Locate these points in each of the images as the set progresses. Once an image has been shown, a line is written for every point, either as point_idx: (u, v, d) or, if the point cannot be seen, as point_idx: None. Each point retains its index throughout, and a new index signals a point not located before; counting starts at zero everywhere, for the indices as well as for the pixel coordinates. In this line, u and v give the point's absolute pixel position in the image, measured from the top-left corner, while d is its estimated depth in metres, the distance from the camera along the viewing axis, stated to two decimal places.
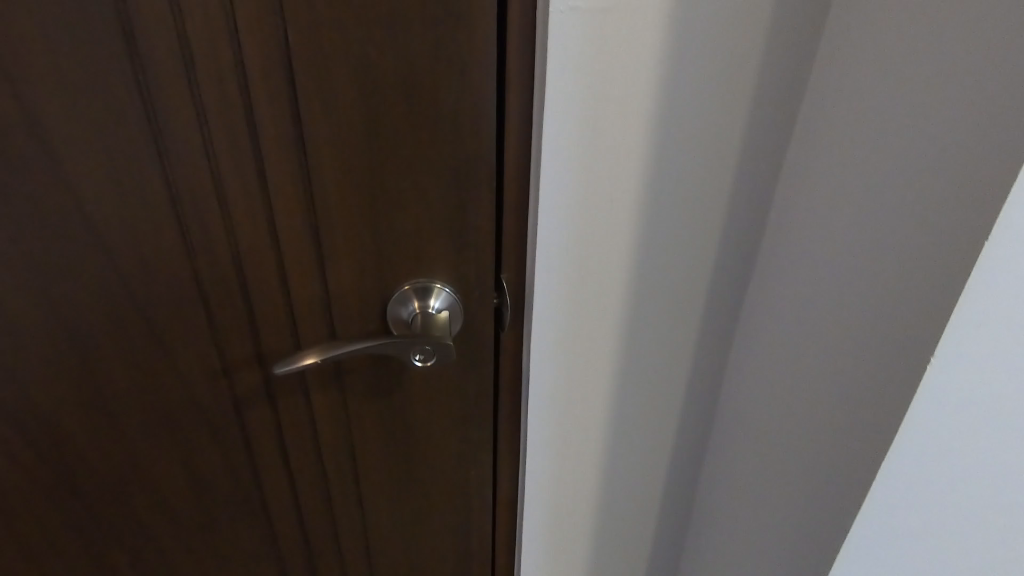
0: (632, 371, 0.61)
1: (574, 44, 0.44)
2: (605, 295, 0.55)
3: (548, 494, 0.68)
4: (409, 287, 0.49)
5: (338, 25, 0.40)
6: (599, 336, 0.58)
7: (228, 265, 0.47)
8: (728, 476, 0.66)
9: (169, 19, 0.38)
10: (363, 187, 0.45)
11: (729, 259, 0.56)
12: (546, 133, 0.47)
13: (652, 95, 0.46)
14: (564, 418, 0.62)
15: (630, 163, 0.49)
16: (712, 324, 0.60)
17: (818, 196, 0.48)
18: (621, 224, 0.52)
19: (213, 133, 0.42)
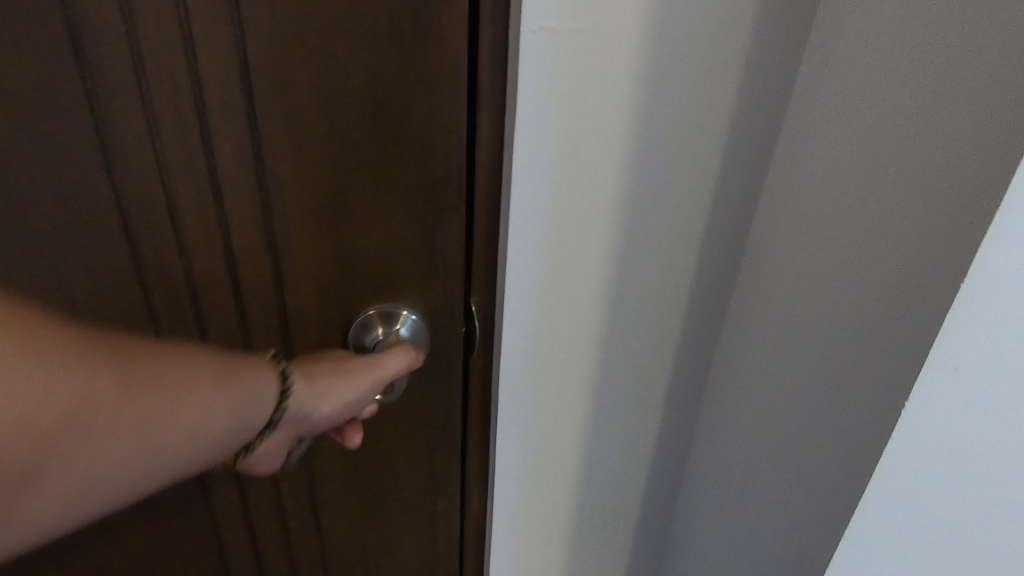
0: (608, 398, 0.59)
1: (549, 67, 0.41)
2: (580, 323, 0.53)
3: (518, 523, 0.65)
4: (373, 313, 0.48)
5: (303, 39, 0.38)
6: (573, 364, 0.56)
7: (180, 283, 0.45)
8: (704, 500, 0.64)
9: (119, 24, 0.36)
10: (326, 207, 0.44)
11: (706, 284, 0.55)
12: (518, 158, 0.44)
13: (628, 111, 0.44)
14: (537, 448, 0.60)
15: (606, 188, 0.47)
16: (687, 348, 0.59)
17: (795, 224, 0.47)
18: (597, 251, 0.50)
19: (166, 149, 0.40)
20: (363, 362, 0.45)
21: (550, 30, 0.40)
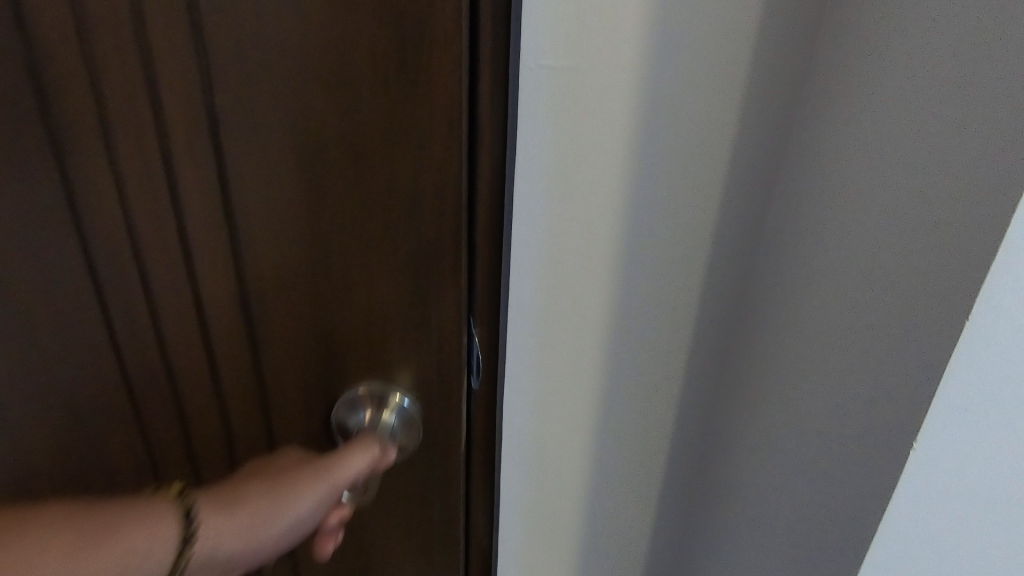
0: (608, 452, 0.54)
1: (540, 102, 0.37)
2: (577, 373, 0.49)
3: (521, 572, 0.61)
4: (363, 392, 0.41)
5: (269, 77, 0.31)
6: (572, 415, 0.51)
7: (115, 371, 0.37)
8: (709, 556, 0.58)
9: (20, 65, 0.29)
10: (304, 274, 0.37)
11: (710, 332, 0.49)
12: (517, 192, 0.40)
13: (632, 141, 0.39)
14: (533, 502, 0.56)
15: (603, 229, 0.42)
16: (691, 400, 0.53)
17: (805, 269, 0.42)
18: (593, 297, 0.45)
19: (92, 215, 0.33)
20: (311, 470, 0.38)
21: (547, 68, 0.36)
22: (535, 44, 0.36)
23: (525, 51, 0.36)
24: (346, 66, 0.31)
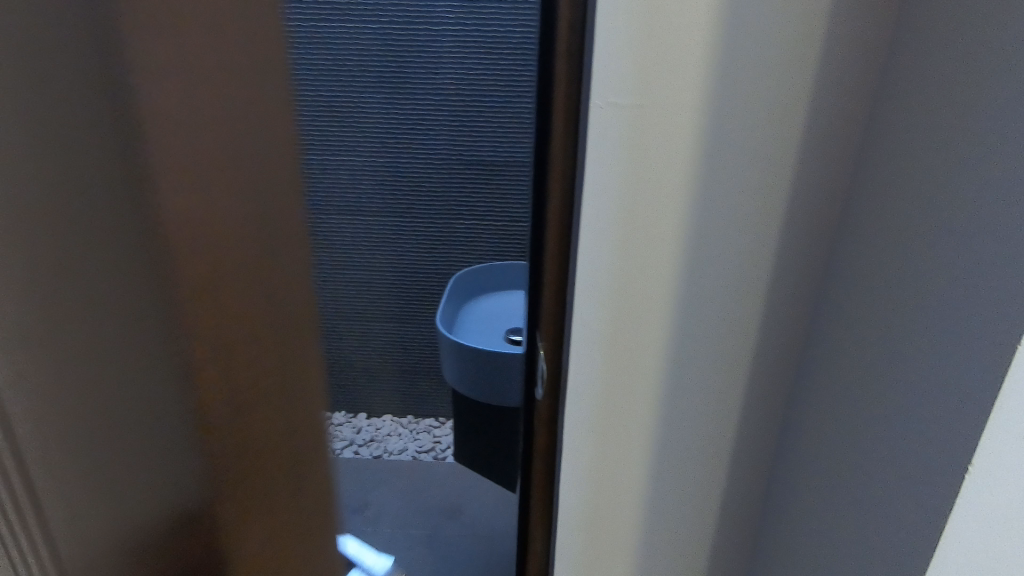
0: (681, 368, 0.63)
1: (631, 63, 0.50)
2: (650, 291, 0.59)
3: (591, 482, 0.69)
4: None
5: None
6: (648, 332, 0.61)
7: None
8: (797, 478, 0.64)
9: None
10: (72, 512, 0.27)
11: (788, 250, 0.58)
12: (587, 187, 0.55)
13: (689, 137, 0.53)
14: (601, 413, 0.65)
15: (682, 165, 0.54)
16: (772, 320, 0.61)
17: (902, 194, 0.48)
18: (666, 224, 0.57)
19: None
20: None
21: (616, 98, 0.51)
22: (606, 79, 0.51)
23: (595, 84, 0.51)
24: (81, 288, 0.21)
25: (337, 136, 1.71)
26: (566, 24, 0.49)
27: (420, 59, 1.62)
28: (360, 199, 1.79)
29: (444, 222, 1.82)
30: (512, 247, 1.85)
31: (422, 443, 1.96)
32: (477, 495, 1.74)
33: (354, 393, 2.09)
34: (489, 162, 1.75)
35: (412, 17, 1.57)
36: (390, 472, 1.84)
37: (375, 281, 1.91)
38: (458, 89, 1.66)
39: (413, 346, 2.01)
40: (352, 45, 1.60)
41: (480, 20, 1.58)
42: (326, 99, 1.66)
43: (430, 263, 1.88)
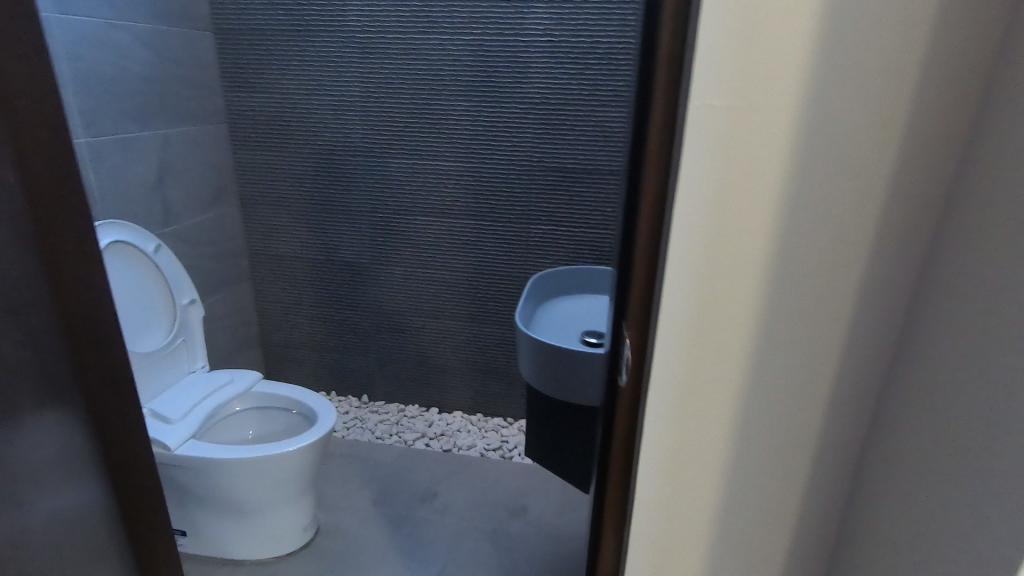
0: (758, 408, 0.53)
1: (724, 47, 0.42)
2: (729, 318, 0.50)
3: (656, 535, 0.60)
4: None
5: None
6: (725, 365, 0.52)
7: None
8: (878, 544, 0.52)
9: None
10: None
11: (881, 271, 0.48)
12: (676, 211, 0.47)
13: (784, 155, 0.45)
14: (673, 459, 0.56)
15: (771, 168, 0.45)
16: (857, 354, 0.51)
17: (1016, 195, 0.39)
18: (753, 238, 0.47)
19: None
20: None
21: (711, 106, 0.44)
22: (706, 86, 0.43)
23: (693, 93, 0.43)
24: None
25: (428, 140, 1.83)
26: (670, 27, 0.41)
27: (509, 69, 1.71)
28: (445, 201, 1.89)
29: (523, 226, 1.87)
30: (588, 254, 1.86)
31: (491, 442, 2.01)
32: (542, 496, 1.76)
33: (428, 388, 2.18)
34: (569, 170, 1.78)
35: (505, 30, 1.67)
36: (458, 467, 1.90)
37: (454, 281, 1.99)
38: (543, 98, 1.72)
39: (486, 347, 2.06)
40: (448, 55, 1.73)
41: (568, 33, 1.64)
42: (421, 105, 1.80)
43: (507, 266, 1.93)
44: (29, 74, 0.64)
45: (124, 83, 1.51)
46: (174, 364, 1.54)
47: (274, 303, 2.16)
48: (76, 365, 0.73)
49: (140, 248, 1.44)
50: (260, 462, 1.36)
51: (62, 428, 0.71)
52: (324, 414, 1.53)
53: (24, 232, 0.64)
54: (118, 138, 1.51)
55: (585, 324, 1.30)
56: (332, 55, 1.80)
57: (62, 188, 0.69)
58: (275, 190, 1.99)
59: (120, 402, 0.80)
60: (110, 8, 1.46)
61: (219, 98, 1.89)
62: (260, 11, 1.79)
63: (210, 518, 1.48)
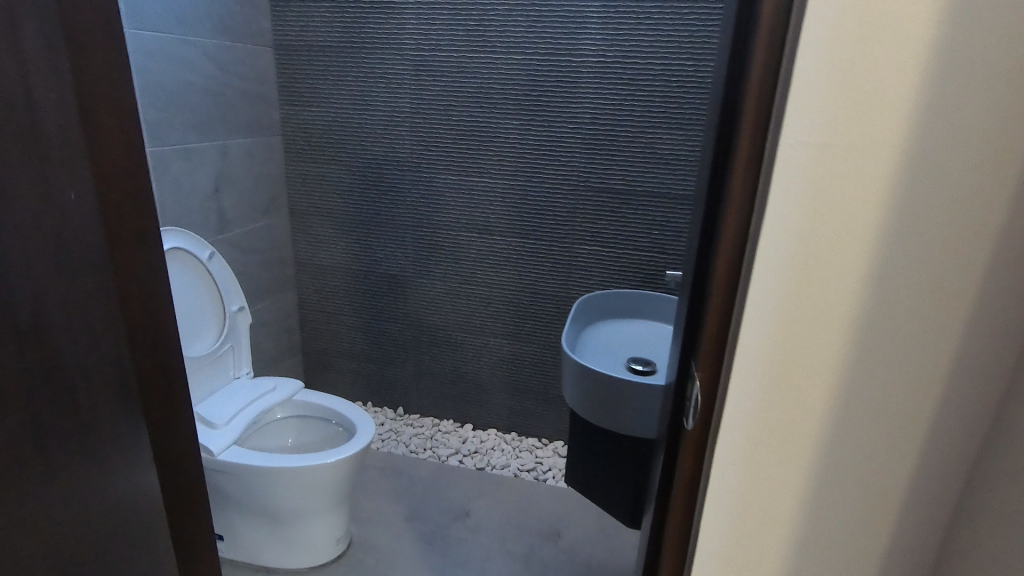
0: (836, 475, 0.49)
1: (822, 87, 0.39)
2: (808, 377, 0.46)
3: None
4: None
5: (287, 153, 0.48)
6: (802, 426, 0.48)
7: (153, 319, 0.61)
8: None
9: None
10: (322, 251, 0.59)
11: (981, 333, 0.44)
12: (760, 251, 0.43)
13: (883, 200, 0.41)
14: (738, 523, 0.52)
15: (866, 219, 0.41)
16: (950, 421, 0.46)
17: None
18: (842, 294, 0.43)
19: None
20: None
21: (806, 143, 0.40)
22: (802, 120, 0.40)
23: (787, 126, 0.40)
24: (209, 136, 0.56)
25: (476, 158, 1.84)
26: (761, 57, 0.40)
27: (560, 89, 1.71)
28: (490, 218, 1.89)
29: (567, 246, 1.86)
30: (631, 277, 1.83)
31: (525, 462, 1.98)
32: (576, 522, 1.73)
33: (463, 403, 2.17)
34: (616, 191, 1.76)
35: (557, 51, 1.68)
36: (491, 487, 1.88)
37: (495, 298, 1.99)
38: (593, 118, 1.71)
39: (524, 365, 2.05)
40: (499, 75, 1.74)
41: (621, 55, 1.64)
42: (471, 123, 1.81)
43: (549, 285, 1.92)
44: (113, 93, 0.64)
45: (189, 95, 1.57)
46: (221, 369, 1.57)
47: (316, 312, 2.20)
48: (136, 380, 0.72)
49: (195, 255, 1.48)
50: (299, 471, 1.37)
51: (122, 445, 0.70)
52: (363, 427, 1.54)
53: (100, 247, 0.64)
54: (181, 147, 1.56)
55: (631, 352, 1.28)
56: (386, 72, 1.83)
57: (136, 204, 0.69)
58: (324, 202, 2.03)
59: (173, 418, 0.80)
60: (181, 25, 1.52)
61: (275, 111, 1.95)
62: (319, 28, 1.85)
63: (247, 524, 1.49)
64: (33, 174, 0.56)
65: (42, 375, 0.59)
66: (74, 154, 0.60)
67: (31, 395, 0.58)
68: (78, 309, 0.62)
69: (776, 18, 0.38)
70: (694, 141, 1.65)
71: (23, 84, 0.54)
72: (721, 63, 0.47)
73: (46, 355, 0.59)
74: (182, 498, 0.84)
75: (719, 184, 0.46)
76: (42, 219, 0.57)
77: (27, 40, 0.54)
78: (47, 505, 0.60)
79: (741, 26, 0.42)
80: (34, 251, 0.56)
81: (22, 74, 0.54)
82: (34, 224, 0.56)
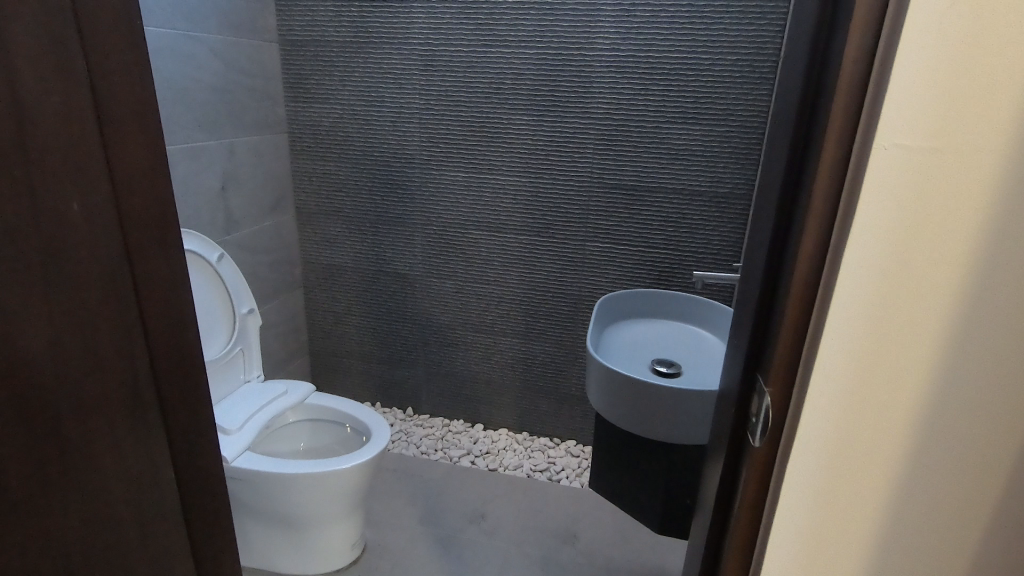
0: (913, 506, 0.47)
1: (918, 97, 0.36)
2: (889, 406, 0.44)
3: None
4: None
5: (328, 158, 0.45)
6: (879, 455, 0.45)
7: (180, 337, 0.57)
8: None
9: None
10: None
11: None
12: (842, 271, 0.41)
13: (984, 210, 0.38)
14: (806, 551, 0.49)
15: (960, 240, 0.39)
16: None
17: None
18: (930, 317, 0.41)
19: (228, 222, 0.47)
20: None
21: (903, 147, 0.37)
22: (898, 123, 0.37)
23: (881, 131, 0.37)
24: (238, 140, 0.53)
25: (486, 155, 1.81)
26: (851, 61, 0.37)
27: (573, 83, 1.68)
28: (501, 215, 1.86)
29: (579, 243, 1.83)
30: (645, 275, 1.81)
31: (538, 462, 1.96)
32: (593, 523, 1.71)
33: (473, 404, 2.14)
34: (630, 187, 1.73)
35: (570, 44, 1.64)
36: (506, 488, 1.86)
37: (506, 297, 1.96)
38: (607, 113, 1.68)
39: (535, 364, 2.02)
40: (511, 70, 1.71)
41: (636, 48, 1.60)
42: (481, 119, 1.78)
43: (561, 283, 1.89)
44: (128, 93, 0.59)
45: (195, 93, 1.53)
46: (231, 373, 1.54)
47: (323, 313, 2.17)
48: (157, 402, 0.67)
49: (204, 257, 1.44)
50: (315, 477, 1.34)
51: (139, 474, 0.65)
52: (378, 431, 1.51)
53: (116, 260, 0.60)
54: (188, 147, 1.53)
55: (654, 354, 1.25)
56: (394, 67, 1.80)
57: (157, 212, 0.64)
58: (331, 200, 2.00)
59: (199, 438, 0.75)
60: (186, 20, 1.48)
61: (281, 108, 1.91)
62: (325, 23, 1.81)
63: (261, 530, 1.47)
64: (20, 186, 0.49)
65: (43, 405, 0.53)
66: (79, 162, 0.54)
67: (23, 432, 0.52)
68: (89, 331, 0.57)
69: (869, 15, 0.35)
70: (711, 135, 1.62)
71: (8, 86, 0.48)
72: (791, 65, 0.43)
73: (42, 385, 0.53)
74: (215, 520, 0.80)
75: (793, 193, 0.42)
76: (37, 235, 0.51)
77: (19, 36, 0.48)
78: (46, 547, 0.55)
79: (821, 24, 0.39)
80: (29, 270, 0.51)
81: (7, 74, 0.47)
82: (24, 242, 0.50)
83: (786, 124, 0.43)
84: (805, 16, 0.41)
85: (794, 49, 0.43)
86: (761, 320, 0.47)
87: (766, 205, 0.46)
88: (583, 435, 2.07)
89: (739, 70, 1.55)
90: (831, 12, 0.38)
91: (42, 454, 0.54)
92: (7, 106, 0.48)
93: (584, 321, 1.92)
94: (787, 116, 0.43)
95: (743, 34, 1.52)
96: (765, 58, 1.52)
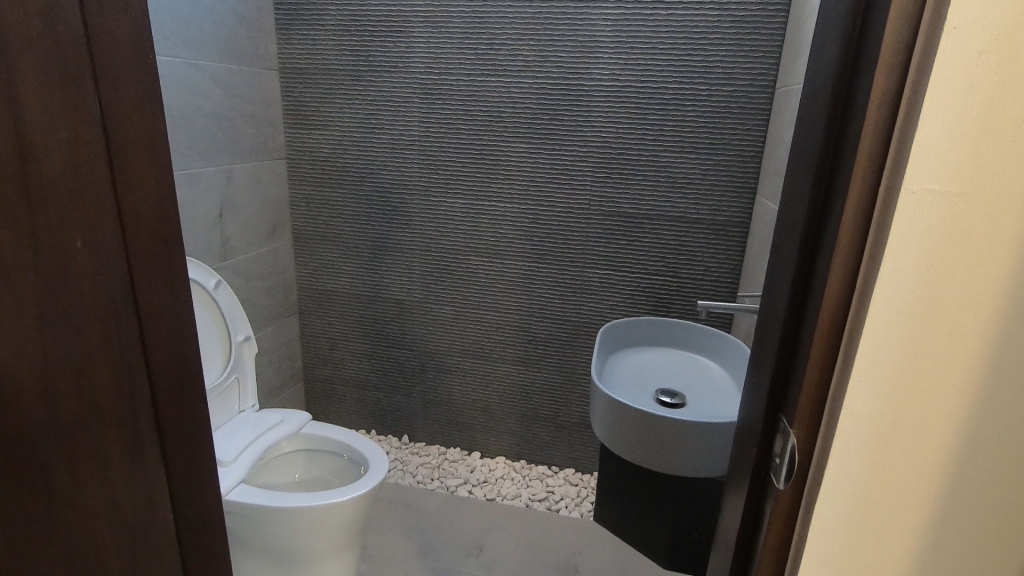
0: (944, 548, 0.45)
1: (949, 138, 0.37)
2: (924, 446, 0.43)
3: None
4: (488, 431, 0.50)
5: None
6: (912, 495, 0.44)
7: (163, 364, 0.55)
8: None
9: None
10: None
11: None
12: (870, 309, 0.40)
13: (1017, 252, 0.38)
14: None
15: (994, 280, 0.39)
16: None
17: None
18: (966, 352, 0.40)
19: None
20: None
21: (931, 191, 0.37)
22: (924, 166, 0.37)
23: (908, 174, 0.37)
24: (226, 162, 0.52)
25: (485, 182, 1.81)
26: (875, 100, 0.37)
27: (571, 112, 1.69)
28: (499, 243, 1.86)
29: (578, 270, 1.83)
30: (644, 301, 1.81)
31: (536, 492, 1.93)
32: (594, 556, 1.68)
33: (470, 432, 2.11)
34: (629, 215, 1.74)
35: (570, 74, 1.66)
36: (504, 519, 1.82)
37: (504, 323, 1.95)
38: (605, 142, 1.70)
39: (533, 391, 2.00)
40: (510, 98, 1.72)
41: (634, 77, 1.62)
42: (480, 145, 1.79)
43: (560, 310, 1.89)
44: (138, 124, 0.58)
45: (195, 120, 1.53)
46: (225, 403, 1.51)
47: (318, 340, 2.14)
48: (157, 439, 0.65)
49: (201, 283, 1.42)
50: (310, 510, 1.30)
51: (134, 519, 0.63)
52: (376, 462, 1.48)
53: (117, 296, 0.58)
54: (186, 173, 1.52)
55: (657, 383, 1.25)
56: (394, 95, 1.81)
57: (160, 242, 0.63)
58: (328, 226, 1.99)
59: (199, 476, 0.73)
60: (188, 48, 1.49)
61: (280, 134, 1.91)
62: (325, 50, 1.82)
63: (254, 564, 1.42)
64: (18, 222, 0.48)
65: (35, 450, 0.51)
66: (83, 198, 0.53)
67: (9, 475, 0.49)
68: (85, 368, 0.55)
69: (892, 63, 0.36)
70: (708, 165, 1.64)
71: (11, 118, 0.46)
72: (812, 105, 0.43)
73: (31, 428, 0.51)
74: (211, 560, 0.77)
75: (816, 233, 0.42)
76: (34, 273, 0.49)
77: (26, 69, 0.47)
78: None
79: (843, 70, 0.39)
80: (24, 309, 0.49)
81: (11, 108, 0.46)
82: (22, 281, 0.48)
83: (807, 165, 0.43)
84: (825, 64, 0.42)
85: (814, 93, 0.43)
86: (782, 361, 0.46)
87: (788, 245, 0.46)
88: (581, 463, 2.05)
89: (736, 101, 1.57)
90: (851, 60, 0.39)
91: (31, 498, 0.51)
92: (8, 141, 0.46)
93: (583, 348, 1.91)
94: (809, 159, 0.43)
95: (739, 66, 1.55)
96: (760, 89, 1.55)
